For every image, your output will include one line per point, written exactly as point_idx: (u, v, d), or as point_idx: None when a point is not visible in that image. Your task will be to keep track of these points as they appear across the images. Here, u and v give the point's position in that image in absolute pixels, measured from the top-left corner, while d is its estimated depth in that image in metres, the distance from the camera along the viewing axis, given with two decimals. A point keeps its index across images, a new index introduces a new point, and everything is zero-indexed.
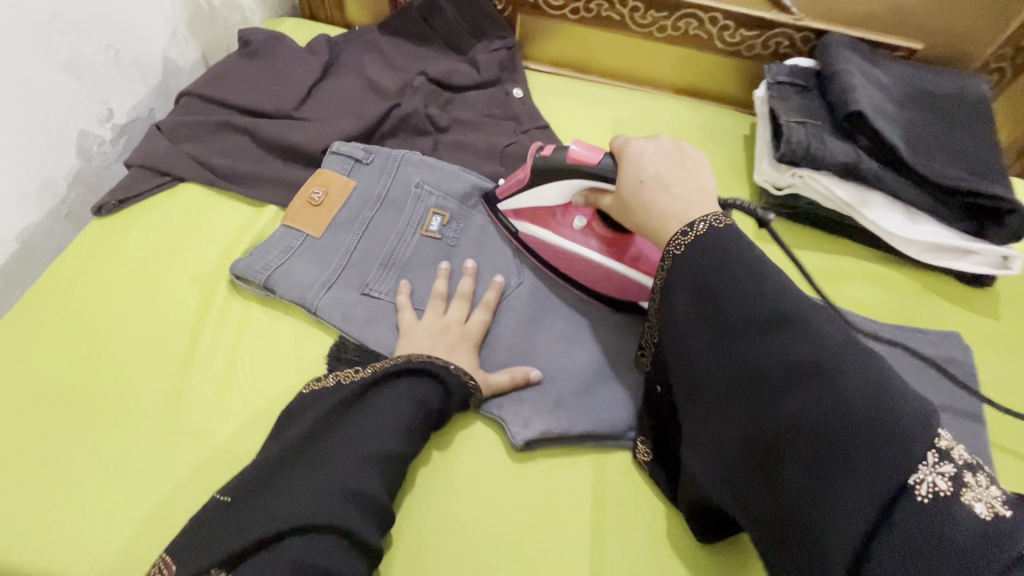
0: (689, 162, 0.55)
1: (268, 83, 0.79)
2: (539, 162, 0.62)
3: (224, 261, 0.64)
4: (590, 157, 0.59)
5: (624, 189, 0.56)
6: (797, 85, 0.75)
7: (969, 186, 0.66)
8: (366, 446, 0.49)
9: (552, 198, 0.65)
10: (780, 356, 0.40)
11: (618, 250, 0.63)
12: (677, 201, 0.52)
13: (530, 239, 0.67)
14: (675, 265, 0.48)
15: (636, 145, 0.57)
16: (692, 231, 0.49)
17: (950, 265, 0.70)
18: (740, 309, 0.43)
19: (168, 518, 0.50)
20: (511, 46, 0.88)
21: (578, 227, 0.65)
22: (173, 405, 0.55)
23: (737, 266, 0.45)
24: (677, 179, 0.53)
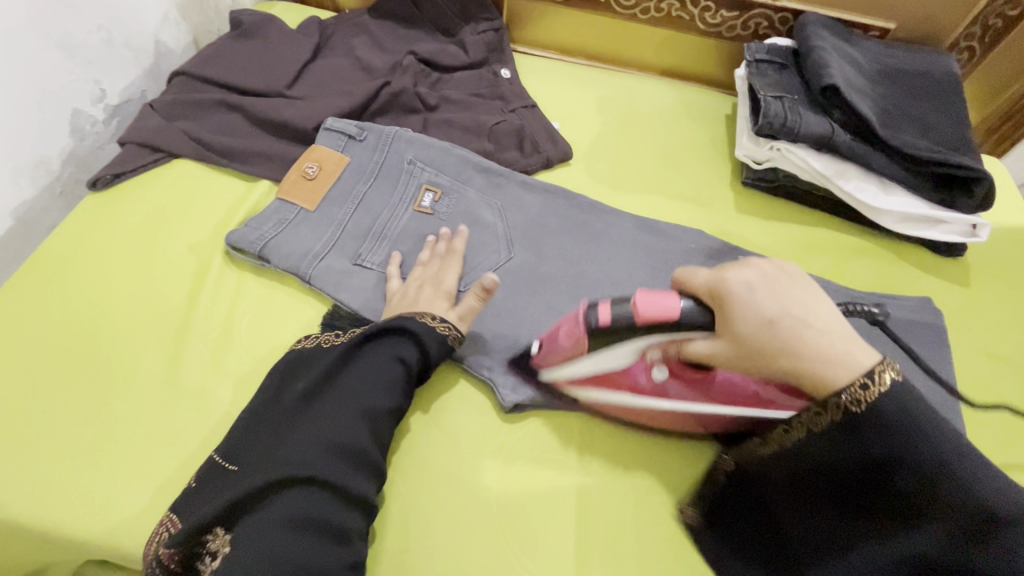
0: (793, 281, 0.47)
1: (259, 63, 0.80)
2: (594, 329, 0.49)
3: (219, 234, 0.66)
4: (670, 311, 0.47)
5: (744, 344, 0.45)
6: (774, 63, 0.77)
7: (938, 156, 0.68)
8: (350, 402, 0.51)
9: (621, 359, 0.52)
10: (967, 553, 0.39)
11: (708, 390, 0.52)
12: (833, 351, 0.43)
13: (604, 404, 0.56)
14: (841, 419, 0.42)
15: (738, 279, 0.46)
16: (866, 392, 0.41)
17: (923, 234, 0.73)
18: (926, 486, 0.40)
19: (167, 475, 0.52)
20: (499, 28, 0.89)
21: (659, 379, 0.53)
22: (171, 370, 0.57)
23: (926, 438, 0.40)
24: (805, 309, 0.45)
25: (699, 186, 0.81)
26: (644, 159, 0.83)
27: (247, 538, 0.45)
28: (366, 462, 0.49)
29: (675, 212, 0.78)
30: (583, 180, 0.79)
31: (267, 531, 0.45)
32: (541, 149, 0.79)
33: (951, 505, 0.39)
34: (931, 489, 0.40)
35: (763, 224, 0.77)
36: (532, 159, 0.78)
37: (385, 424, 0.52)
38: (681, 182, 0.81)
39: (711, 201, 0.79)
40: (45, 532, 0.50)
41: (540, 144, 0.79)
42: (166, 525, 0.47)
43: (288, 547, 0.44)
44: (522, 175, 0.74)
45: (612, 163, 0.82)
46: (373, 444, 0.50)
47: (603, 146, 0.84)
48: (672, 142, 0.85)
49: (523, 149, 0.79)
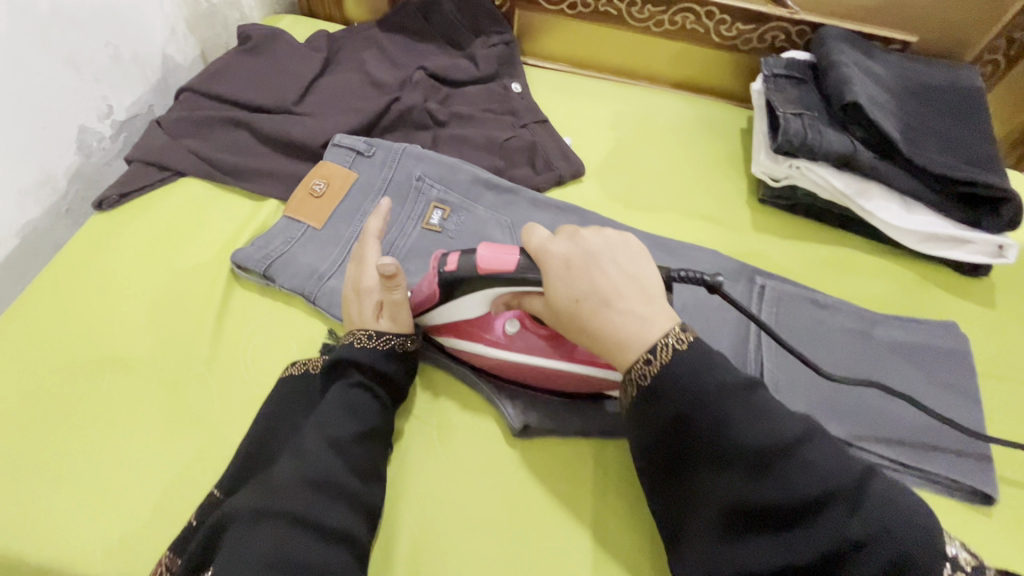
0: (623, 254, 0.51)
1: (267, 79, 0.79)
2: (444, 274, 0.52)
3: (225, 254, 0.64)
4: (506, 264, 0.51)
5: (556, 308, 0.50)
6: (793, 77, 0.75)
7: (965, 174, 0.66)
8: (319, 430, 0.49)
9: (470, 311, 0.56)
10: (783, 489, 0.43)
11: (560, 348, 0.56)
12: (628, 324, 0.47)
13: (464, 355, 0.60)
14: (650, 393, 0.46)
15: (555, 249, 0.51)
16: (656, 357, 0.46)
17: (947, 254, 0.71)
18: (734, 436, 0.45)
19: (172, 507, 0.50)
20: (509, 41, 0.88)
21: (511, 332, 0.57)
22: (175, 397, 0.55)
23: (721, 391, 0.45)
24: (616, 284, 0.49)
25: (714, 203, 0.79)
26: (658, 175, 0.81)
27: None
28: (339, 492, 0.47)
29: (690, 230, 0.76)
30: (596, 197, 0.78)
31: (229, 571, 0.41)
32: (553, 166, 0.77)
33: (751, 445, 0.44)
34: (764, 451, 0.44)
35: (780, 243, 0.75)
36: (543, 176, 0.77)
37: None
38: (696, 199, 0.79)
39: (727, 219, 0.77)
40: (46, 568, 0.48)
41: (552, 161, 0.78)
42: (165, 566, 0.46)
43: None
44: (533, 192, 0.72)
45: (626, 180, 0.80)
46: (346, 473, 0.48)
47: (616, 161, 0.82)
48: (686, 157, 0.83)
49: (534, 165, 0.78)
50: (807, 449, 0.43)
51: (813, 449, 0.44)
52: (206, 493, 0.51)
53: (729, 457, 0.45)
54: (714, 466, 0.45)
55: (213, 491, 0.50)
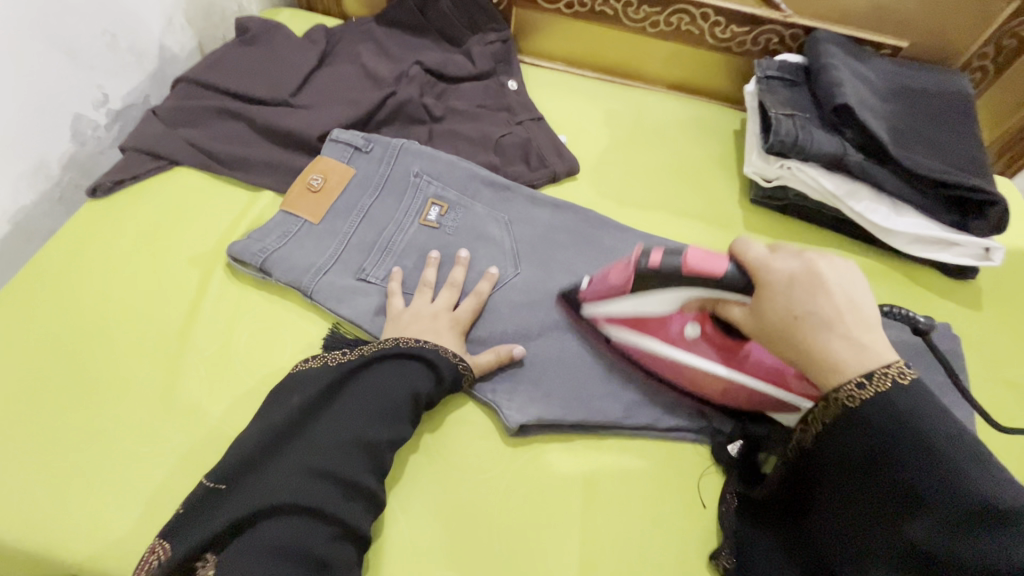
0: (848, 285, 0.46)
1: (264, 71, 0.79)
2: (644, 270, 0.52)
3: (220, 245, 0.64)
4: (715, 267, 0.49)
5: (766, 320, 0.47)
6: (785, 80, 0.76)
7: (952, 178, 0.67)
8: (349, 431, 0.50)
9: (660, 308, 0.56)
10: (926, 517, 0.39)
11: (736, 360, 0.56)
12: (850, 355, 0.43)
13: (629, 347, 0.60)
14: (853, 421, 0.42)
15: (780, 264, 0.47)
16: (870, 384, 0.42)
17: (935, 256, 0.72)
18: (929, 495, 0.39)
19: (161, 495, 0.51)
20: (506, 38, 0.89)
21: (691, 336, 0.57)
22: (167, 385, 0.55)
23: (922, 440, 0.40)
24: (844, 309, 0.44)
25: (707, 202, 0.79)
26: (652, 174, 0.82)
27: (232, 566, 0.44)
28: (356, 491, 0.48)
29: (683, 228, 0.77)
30: (590, 195, 0.78)
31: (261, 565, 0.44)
32: (548, 163, 0.78)
33: (946, 508, 0.38)
34: (938, 478, 0.39)
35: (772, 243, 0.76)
36: (538, 173, 0.77)
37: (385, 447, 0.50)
38: (689, 199, 0.80)
39: (719, 219, 0.78)
40: (32, 553, 0.48)
41: (547, 158, 0.78)
42: (155, 552, 0.45)
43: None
44: (530, 190, 0.73)
45: (620, 178, 0.81)
46: (363, 471, 0.49)
47: (611, 160, 0.83)
48: (680, 157, 0.84)
49: (529, 162, 0.78)
50: (982, 485, 0.38)
51: (989, 488, 0.37)
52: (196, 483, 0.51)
53: (882, 478, 0.41)
54: (860, 484, 0.43)
55: (206, 479, 0.48)
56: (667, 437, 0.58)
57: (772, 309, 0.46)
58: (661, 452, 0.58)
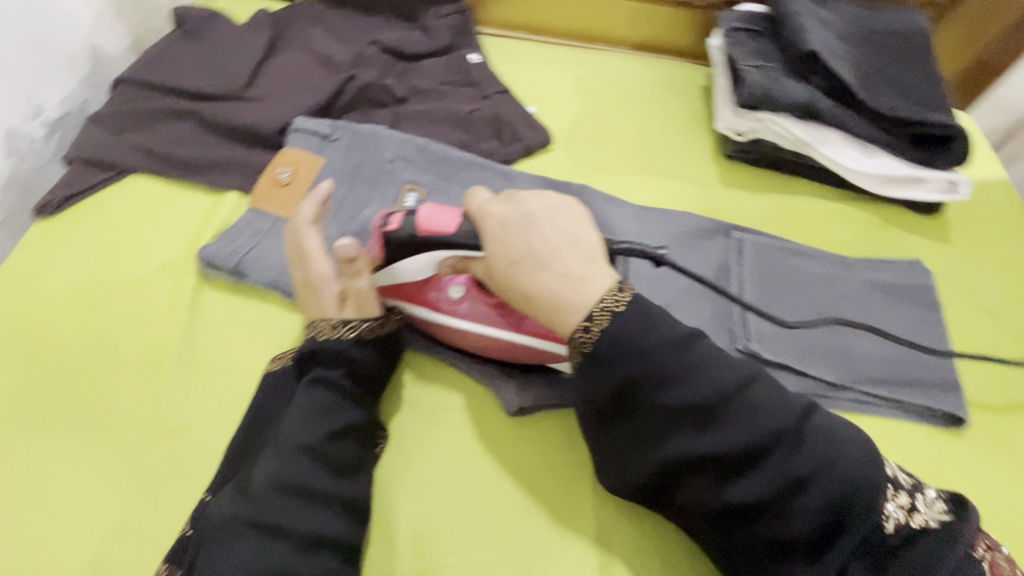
0: (569, 219, 0.49)
1: (211, 64, 0.75)
2: (385, 235, 0.52)
3: (185, 255, 0.61)
4: (444, 227, 0.50)
5: (496, 276, 0.48)
6: (751, 31, 0.75)
7: (918, 116, 0.69)
8: (291, 435, 0.47)
9: (421, 275, 0.53)
10: (697, 410, 0.45)
11: (507, 318, 0.54)
12: (566, 286, 0.46)
13: (410, 316, 0.58)
14: (603, 355, 0.45)
15: (494, 211, 0.49)
16: (592, 326, 0.45)
17: (904, 194, 0.74)
18: (670, 391, 0.45)
19: (160, 517, 0.49)
20: (463, 10, 0.86)
21: (457, 299, 0.55)
22: (151, 404, 0.53)
23: (652, 347, 0.45)
24: (557, 245, 0.47)
25: (681, 162, 0.79)
26: (624, 137, 0.81)
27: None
28: (314, 497, 0.45)
29: (660, 191, 0.76)
30: (565, 163, 0.76)
31: None
32: (520, 136, 0.75)
33: (694, 402, 0.45)
34: (675, 377, 0.45)
35: (749, 196, 0.77)
36: (511, 148, 0.74)
37: (337, 448, 0.48)
38: (663, 159, 0.79)
39: (696, 179, 0.78)
40: None
41: (519, 131, 0.76)
42: None
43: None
44: (503, 167, 0.71)
45: (593, 144, 0.79)
46: (321, 473, 0.46)
47: (584, 126, 0.81)
48: (651, 118, 0.83)
49: (501, 138, 0.76)
50: (701, 372, 0.45)
51: (711, 371, 0.45)
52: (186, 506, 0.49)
53: (642, 402, 0.46)
54: (636, 414, 0.46)
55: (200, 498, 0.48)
56: None
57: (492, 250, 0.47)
58: None
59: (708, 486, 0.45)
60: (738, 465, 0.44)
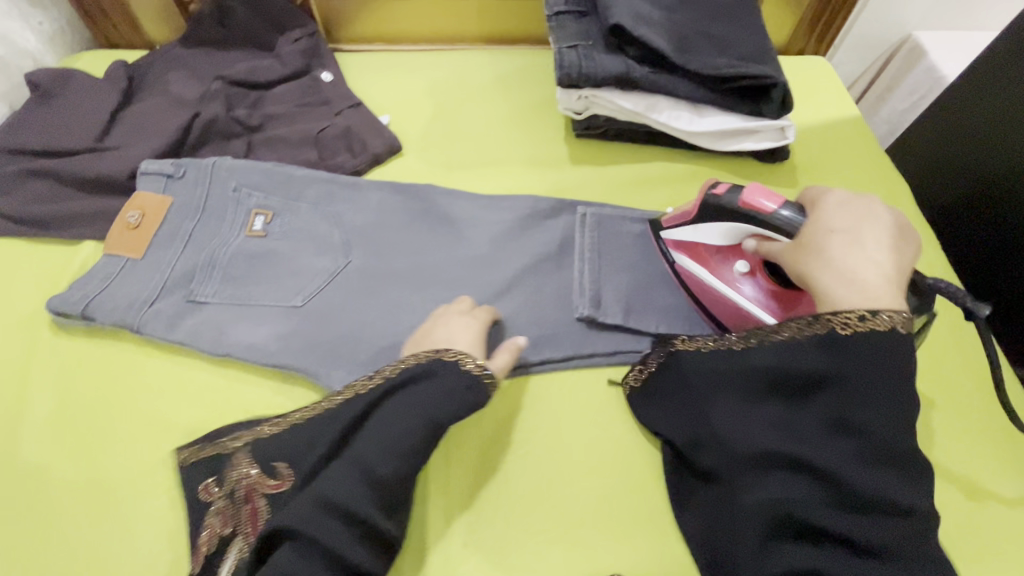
0: (904, 235, 0.56)
1: (65, 121, 0.78)
2: (708, 198, 0.63)
3: (42, 307, 0.64)
4: (764, 207, 0.58)
5: (803, 248, 0.55)
6: (575, 13, 0.77)
7: (735, 70, 0.71)
8: (374, 455, 0.50)
9: (731, 238, 0.63)
10: (829, 413, 0.50)
11: (774, 304, 0.62)
12: (874, 277, 0.52)
13: (685, 275, 0.67)
14: (846, 344, 0.50)
15: (830, 197, 0.58)
16: (874, 319, 0.50)
17: (740, 147, 0.76)
18: (838, 391, 0.50)
19: (27, 553, 0.53)
20: (312, 33, 0.89)
21: (749, 274, 0.63)
22: (15, 451, 0.57)
23: (875, 354, 0.49)
24: (877, 241, 0.54)
25: (533, 147, 0.82)
26: (477, 131, 0.84)
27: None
28: (360, 529, 0.48)
29: (511, 180, 0.79)
30: (417, 167, 0.80)
31: None
32: (368, 146, 0.78)
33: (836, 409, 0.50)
34: (867, 390, 0.49)
35: (598, 171, 0.80)
36: (359, 158, 0.77)
37: (401, 484, 0.51)
38: (515, 149, 0.82)
39: (547, 162, 0.81)
40: None
41: (366, 141, 0.79)
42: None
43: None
44: (351, 178, 0.74)
45: (447, 144, 0.82)
46: (371, 509, 0.49)
47: (437, 127, 0.84)
48: (505, 109, 0.86)
49: (352, 151, 0.79)
50: (880, 402, 0.49)
51: (886, 406, 0.49)
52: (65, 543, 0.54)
53: (818, 394, 0.51)
54: (791, 396, 0.52)
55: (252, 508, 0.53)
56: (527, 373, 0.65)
57: (801, 233, 0.56)
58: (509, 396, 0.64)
59: (788, 469, 0.51)
60: (808, 464, 0.50)
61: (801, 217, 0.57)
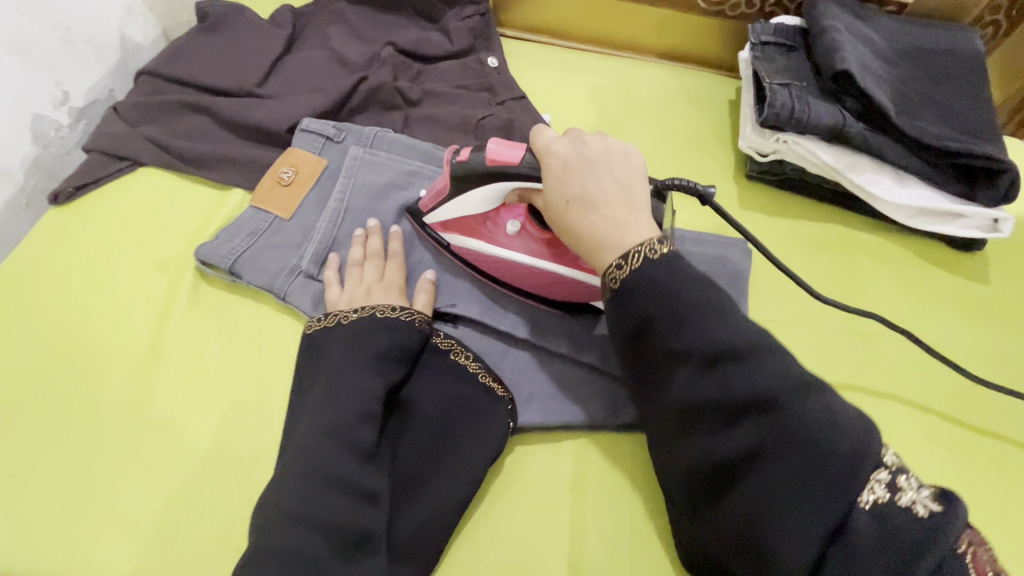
0: (627, 170, 0.50)
1: (227, 60, 0.75)
2: (455, 165, 0.55)
3: (187, 251, 0.62)
4: (509, 157, 0.52)
5: (555, 215, 0.50)
6: (781, 45, 0.71)
7: (960, 146, 0.63)
8: (319, 413, 0.48)
9: (479, 207, 0.57)
10: (712, 407, 0.42)
11: (560, 250, 0.57)
12: (607, 226, 0.47)
13: (464, 253, 0.61)
14: (628, 300, 0.45)
15: (558, 148, 0.50)
16: (629, 263, 0.45)
17: (940, 230, 0.68)
18: (687, 373, 0.43)
19: (134, 513, 0.50)
20: (485, 13, 0.83)
21: (512, 232, 0.58)
22: (139, 398, 0.54)
23: (681, 305, 0.43)
24: (611, 188, 0.48)
25: (699, 179, 0.76)
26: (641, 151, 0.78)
27: (262, 535, 0.44)
28: (320, 497, 0.45)
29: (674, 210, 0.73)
30: None
31: (280, 538, 0.43)
32: None
33: (724, 405, 0.42)
34: (716, 368, 0.42)
35: (770, 221, 0.72)
36: None
37: (329, 447, 0.46)
38: (680, 178, 0.76)
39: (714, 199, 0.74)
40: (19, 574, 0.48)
41: (530, 140, 0.74)
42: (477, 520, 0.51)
43: (291, 539, 0.43)
44: None
45: None
46: (305, 477, 0.45)
47: None
48: (673, 131, 0.80)
49: None
50: (736, 369, 0.42)
51: (748, 376, 0.41)
52: (213, 502, 0.50)
53: (687, 401, 0.43)
54: (669, 408, 0.45)
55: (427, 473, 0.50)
56: None
57: (555, 198, 0.50)
58: None
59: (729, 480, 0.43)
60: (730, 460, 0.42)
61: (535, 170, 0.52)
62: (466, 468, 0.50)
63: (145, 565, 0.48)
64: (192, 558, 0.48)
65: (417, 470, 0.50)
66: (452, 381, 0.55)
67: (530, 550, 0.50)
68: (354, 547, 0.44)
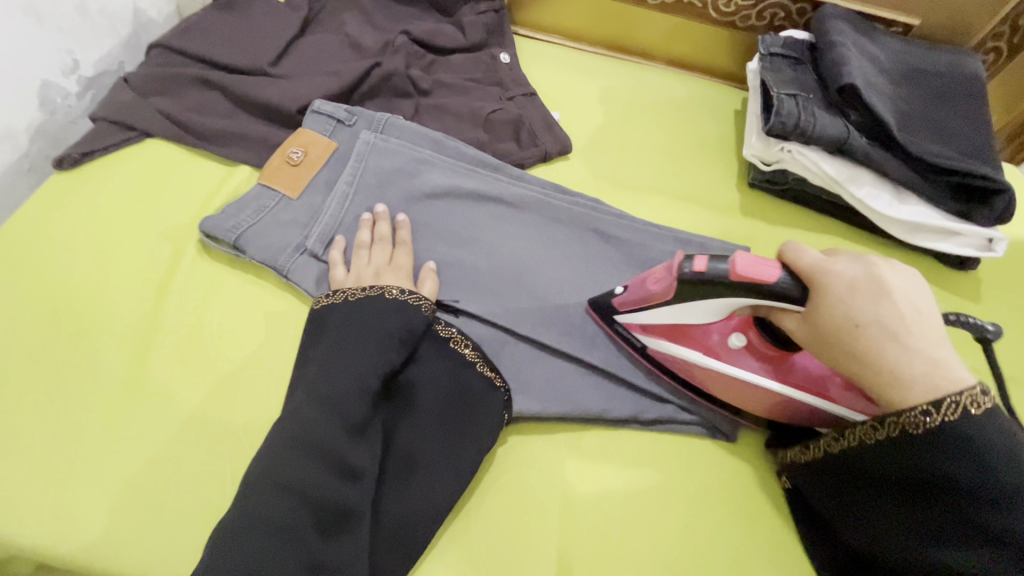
0: (910, 292, 0.45)
1: (241, 38, 0.75)
2: (688, 277, 0.50)
3: (191, 224, 0.62)
4: (764, 276, 0.47)
5: (821, 331, 0.46)
6: (789, 58, 0.73)
7: (959, 165, 0.65)
8: (318, 387, 0.48)
9: (703, 317, 0.54)
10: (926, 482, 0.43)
11: (778, 369, 0.54)
12: (917, 366, 0.43)
13: (664, 358, 0.57)
14: (940, 441, 0.42)
15: (842, 270, 0.46)
16: (942, 411, 0.41)
17: (937, 247, 0.69)
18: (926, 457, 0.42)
19: (122, 480, 0.49)
20: (500, 9, 0.83)
21: (735, 346, 0.55)
22: (135, 367, 0.53)
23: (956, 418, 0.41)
24: (907, 319, 0.44)
25: (704, 185, 0.77)
26: (647, 153, 0.79)
27: (245, 501, 0.44)
28: (309, 469, 0.45)
29: (677, 213, 0.74)
30: (580, 176, 0.75)
31: (264, 505, 0.44)
32: (538, 141, 0.74)
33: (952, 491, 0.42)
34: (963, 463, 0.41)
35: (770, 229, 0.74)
36: (528, 152, 0.74)
37: (323, 423, 0.47)
38: (685, 182, 0.77)
39: (717, 204, 0.75)
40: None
41: (538, 136, 0.75)
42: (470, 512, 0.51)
43: (277, 511, 0.44)
44: (517, 170, 0.70)
45: (614, 158, 0.77)
46: (297, 450, 0.46)
47: (606, 138, 0.79)
48: (679, 137, 0.81)
49: (520, 141, 0.75)
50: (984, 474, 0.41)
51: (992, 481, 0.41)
52: (204, 474, 0.49)
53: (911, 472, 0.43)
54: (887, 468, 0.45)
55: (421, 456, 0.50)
56: (680, 432, 0.57)
57: (833, 325, 0.45)
58: (666, 450, 0.56)
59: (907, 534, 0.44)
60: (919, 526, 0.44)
61: (795, 291, 0.47)
62: (461, 454, 0.50)
63: (128, 533, 0.47)
64: (179, 527, 0.47)
65: (412, 454, 0.50)
66: (455, 370, 0.54)
67: (520, 538, 0.50)
68: (335, 521, 0.45)
